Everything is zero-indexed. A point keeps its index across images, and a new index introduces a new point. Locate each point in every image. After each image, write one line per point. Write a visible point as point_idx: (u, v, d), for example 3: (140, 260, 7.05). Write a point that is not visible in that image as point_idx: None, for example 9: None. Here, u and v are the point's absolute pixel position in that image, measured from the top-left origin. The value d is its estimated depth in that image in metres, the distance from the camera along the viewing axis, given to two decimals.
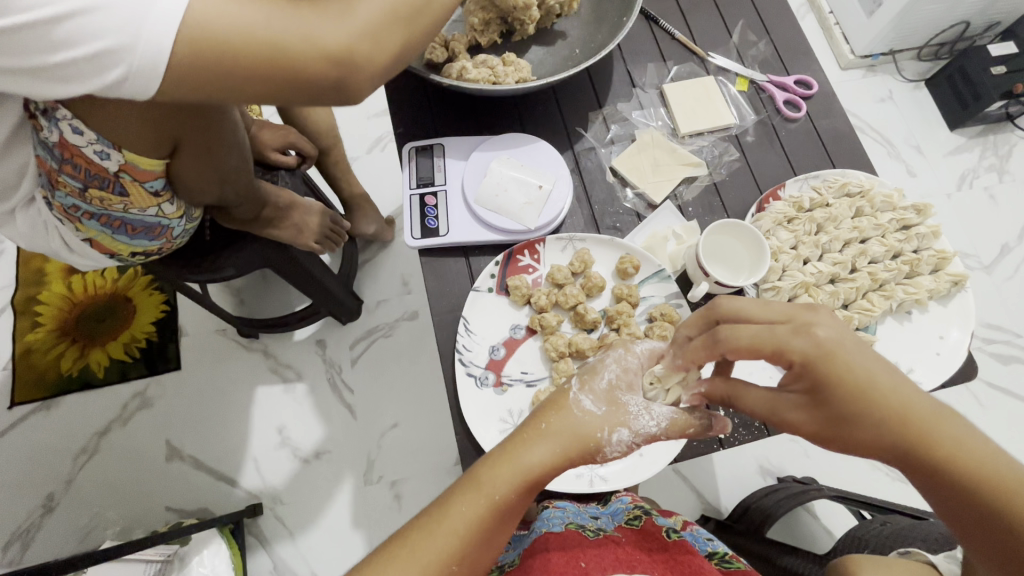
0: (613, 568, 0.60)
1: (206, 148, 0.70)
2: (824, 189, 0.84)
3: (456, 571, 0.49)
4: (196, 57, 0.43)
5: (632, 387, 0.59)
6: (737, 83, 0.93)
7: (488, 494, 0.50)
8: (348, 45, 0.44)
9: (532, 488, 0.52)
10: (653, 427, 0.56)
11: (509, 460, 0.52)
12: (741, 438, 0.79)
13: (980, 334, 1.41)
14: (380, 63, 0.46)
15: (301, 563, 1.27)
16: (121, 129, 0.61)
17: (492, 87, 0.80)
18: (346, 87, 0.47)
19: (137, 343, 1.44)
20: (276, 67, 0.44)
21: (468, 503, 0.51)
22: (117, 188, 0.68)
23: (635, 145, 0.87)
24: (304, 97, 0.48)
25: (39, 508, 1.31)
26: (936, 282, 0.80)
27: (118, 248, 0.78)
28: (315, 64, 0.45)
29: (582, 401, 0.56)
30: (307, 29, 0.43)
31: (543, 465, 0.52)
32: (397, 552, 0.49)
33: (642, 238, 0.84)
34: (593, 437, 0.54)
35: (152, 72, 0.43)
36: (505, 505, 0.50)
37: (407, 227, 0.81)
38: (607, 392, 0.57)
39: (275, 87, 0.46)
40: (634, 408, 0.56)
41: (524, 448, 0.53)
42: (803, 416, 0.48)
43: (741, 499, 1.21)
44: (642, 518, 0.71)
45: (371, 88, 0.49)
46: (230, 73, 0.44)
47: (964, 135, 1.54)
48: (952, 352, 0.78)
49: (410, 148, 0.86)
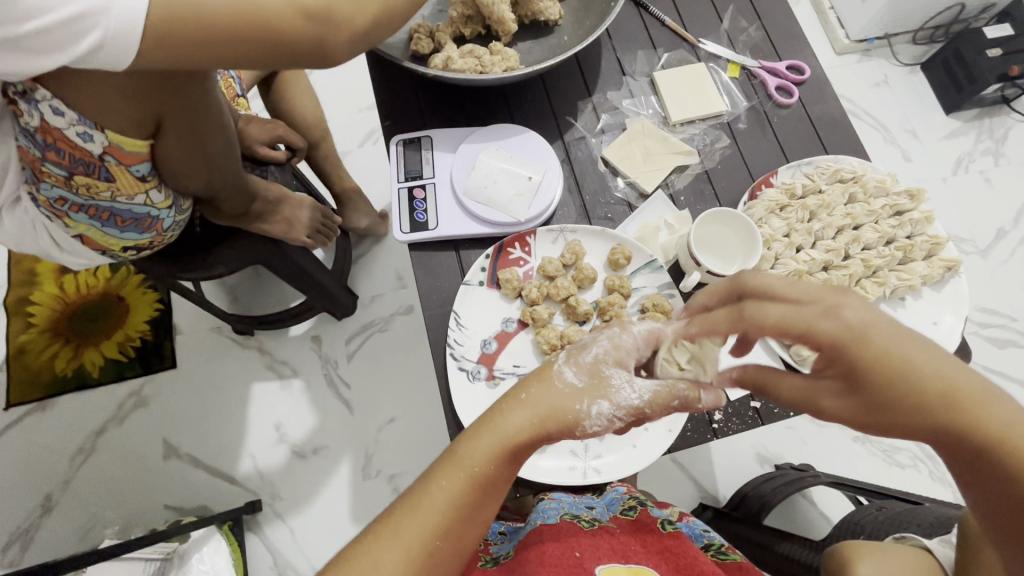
0: (608, 558, 0.60)
1: (192, 130, 0.69)
2: (816, 176, 0.83)
3: (441, 544, 0.49)
4: (174, 17, 0.43)
5: (620, 361, 0.58)
6: (728, 69, 0.92)
7: (467, 466, 0.51)
8: (327, 2, 0.45)
9: (512, 457, 0.52)
10: (634, 400, 0.55)
11: (488, 429, 0.52)
12: (734, 427, 0.79)
13: (976, 318, 1.41)
14: (359, 21, 0.47)
15: (302, 558, 1.27)
16: (104, 108, 0.60)
17: (479, 76, 0.79)
18: (325, 48, 0.48)
19: (132, 342, 1.43)
20: (256, 25, 0.45)
21: (449, 477, 0.51)
22: (103, 174, 0.67)
23: (626, 134, 0.86)
24: (290, 60, 0.49)
25: (37, 509, 1.31)
26: (929, 268, 0.80)
27: (109, 243, 0.77)
28: (292, 22, 0.46)
29: (565, 373, 0.55)
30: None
31: (522, 435, 0.52)
32: (382, 530, 0.49)
33: (634, 228, 0.83)
34: (573, 410, 0.53)
35: (128, 39, 0.43)
36: (484, 476, 0.51)
37: (396, 221, 0.80)
38: (591, 365, 0.56)
39: (253, 46, 0.46)
40: (617, 381, 0.56)
41: (502, 418, 0.52)
42: (840, 403, 0.46)
43: (738, 487, 1.22)
44: (637, 509, 0.71)
45: (348, 53, 0.50)
46: (208, 35, 0.45)
47: (960, 119, 1.53)
48: (945, 339, 0.78)
49: (398, 141, 0.85)
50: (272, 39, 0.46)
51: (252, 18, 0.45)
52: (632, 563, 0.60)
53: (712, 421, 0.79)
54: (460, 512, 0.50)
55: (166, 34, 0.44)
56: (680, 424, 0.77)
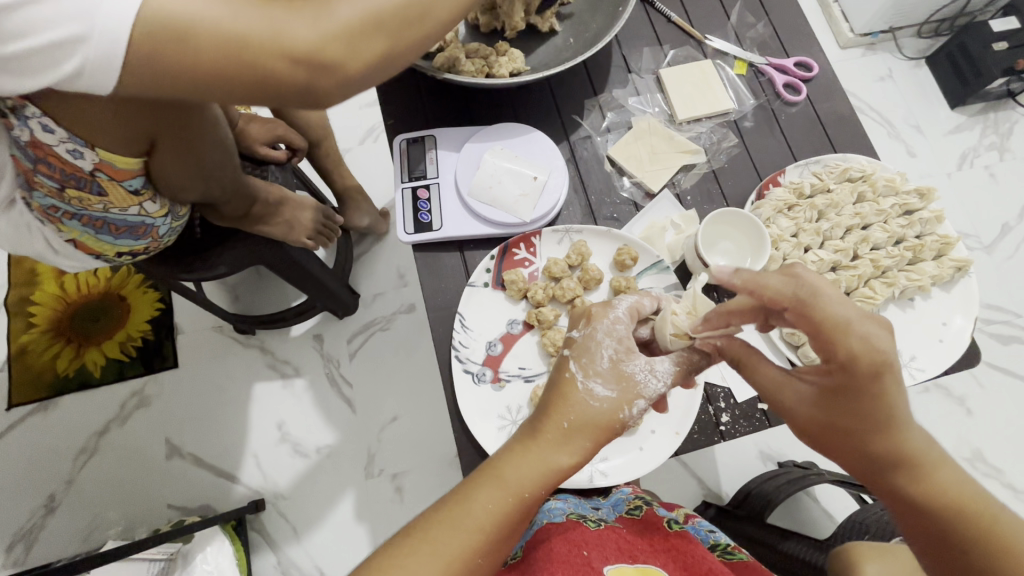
0: (616, 558, 0.60)
1: (186, 144, 0.68)
2: (825, 175, 0.82)
3: (479, 563, 0.50)
4: (155, 44, 0.42)
5: (632, 352, 0.60)
6: (735, 66, 0.90)
7: (516, 491, 0.52)
8: (319, 44, 0.43)
9: (556, 481, 0.55)
10: (661, 386, 0.58)
11: (536, 455, 0.54)
12: (741, 429, 0.78)
13: (980, 315, 1.40)
14: (353, 67, 0.45)
15: (305, 557, 1.27)
16: (96, 127, 0.59)
17: (487, 80, 0.78)
18: (315, 93, 0.46)
19: (133, 341, 1.43)
20: (238, 67, 0.43)
21: (494, 499, 0.52)
22: (95, 188, 0.66)
23: (632, 133, 0.85)
24: (275, 98, 0.47)
25: (41, 509, 1.31)
26: (939, 268, 0.79)
27: (103, 248, 0.77)
28: (278, 60, 0.43)
29: (593, 389, 0.57)
30: (276, 25, 0.42)
31: (567, 462, 0.54)
32: (416, 544, 0.50)
33: (640, 229, 0.82)
34: (616, 419, 0.56)
35: (107, 61, 0.42)
36: (530, 499, 0.53)
37: (400, 221, 0.79)
38: (613, 370, 0.58)
39: (240, 84, 0.45)
40: (641, 375, 0.58)
41: (548, 447, 0.55)
42: (809, 406, 0.52)
43: (742, 484, 1.22)
44: (643, 509, 0.70)
45: (343, 96, 0.48)
46: (189, 67, 0.43)
47: (965, 114, 1.51)
48: (955, 339, 0.77)
49: (401, 140, 0.83)
50: (258, 77, 0.44)
51: (234, 54, 0.43)
52: (640, 563, 0.60)
53: (719, 423, 0.79)
54: (502, 531, 0.52)
55: (151, 57, 0.42)
56: (687, 427, 0.77)
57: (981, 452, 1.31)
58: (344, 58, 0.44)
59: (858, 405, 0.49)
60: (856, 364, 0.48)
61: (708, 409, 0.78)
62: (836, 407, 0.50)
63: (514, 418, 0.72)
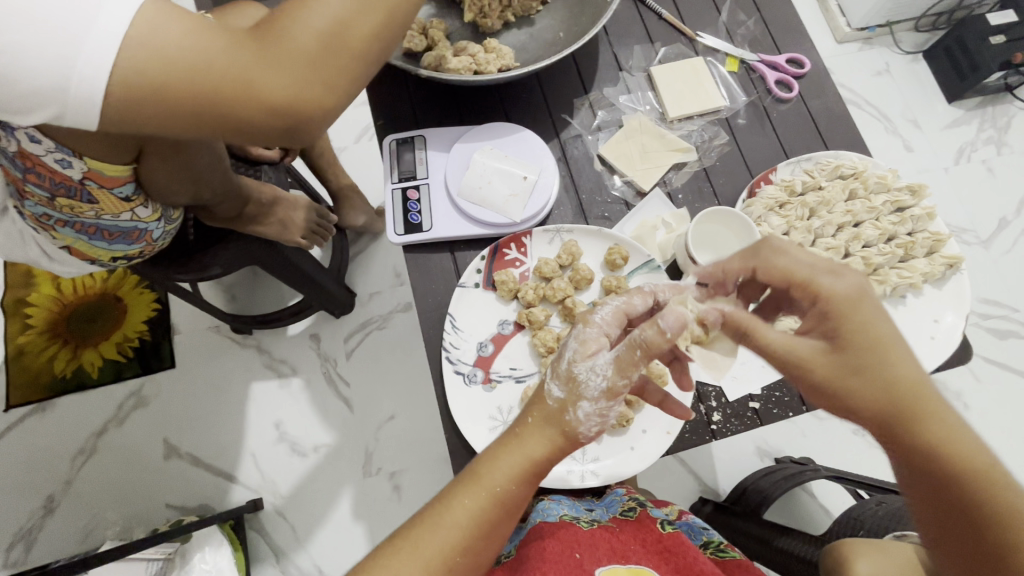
0: (609, 559, 0.61)
1: (174, 150, 0.67)
2: (816, 172, 0.82)
3: (460, 562, 0.51)
4: (136, 91, 0.43)
5: (591, 353, 0.58)
6: (727, 63, 0.90)
7: (488, 487, 0.53)
8: (292, 93, 0.46)
9: (532, 477, 0.54)
10: (604, 384, 0.55)
11: (509, 451, 0.54)
12: (733, 428, 0.78)
13: (977, 310, 1.40)
14: (323, 107, 0.48)
15: (303, 555, 1.28)
16: (80, 142, 0.58)
17: (474, 76, 0.77)
18: (292, 129, 0.49)
19: (131, 342, 1.43)
20: (219, 114, 0.46)
21: (471, 497, 0.53)
22: (85, 196, 0.66)
23: (623, 131, 0.85)
24: (250, 136, 0.49)
25: (40, 509, 1.31)
26: (931, 265, 0.79)
27: (97, 254, 0.76)
28: (255, 109, 0.46)
29: (551, 389, 0.57)
30: (248, 72, 0.44)
31: (543, 458, 0.55)
32: (401, 545, 0.51)
33: (631, 228, 0.82)
34: (564, 421, 0.55)
35: (87, 102, 0.42)
36: (506, 497, 0.53)
37: (390, 223, 0.79)
38: (565, 371, 0.56)
39: (220, 128, 0.47)
40: (585, 375, 0.56)
41: (521, 443, 0.55)
42: (818, 358, 0.53)
43: (739, 480, 1.22)
44: (636, 510, 0.71)
45: (319, 127, 0.51)
46: (172, 111, 0.45)
47: (962, 108, 1.51)
48: (946, 337, 0.77)
49: (391, 141, 0.83)
50: (236, 122, 0.47)
51: (214, 104, 0.45)
52: (632, 564, 0.61)
53: (710, 422, 0.79)
54: (481, 529, 0.52)
55: (127, 105, 0.43)
56: (678, 426, 0.77)
57: None
58: (316, 101, 0.47)
59: (857, 345, 0.52)
60: (842, 303, 0.53)
61: (699, 408, 0.79)
62: (840, 354, 0.52)
63: (505, 419, 0.71)
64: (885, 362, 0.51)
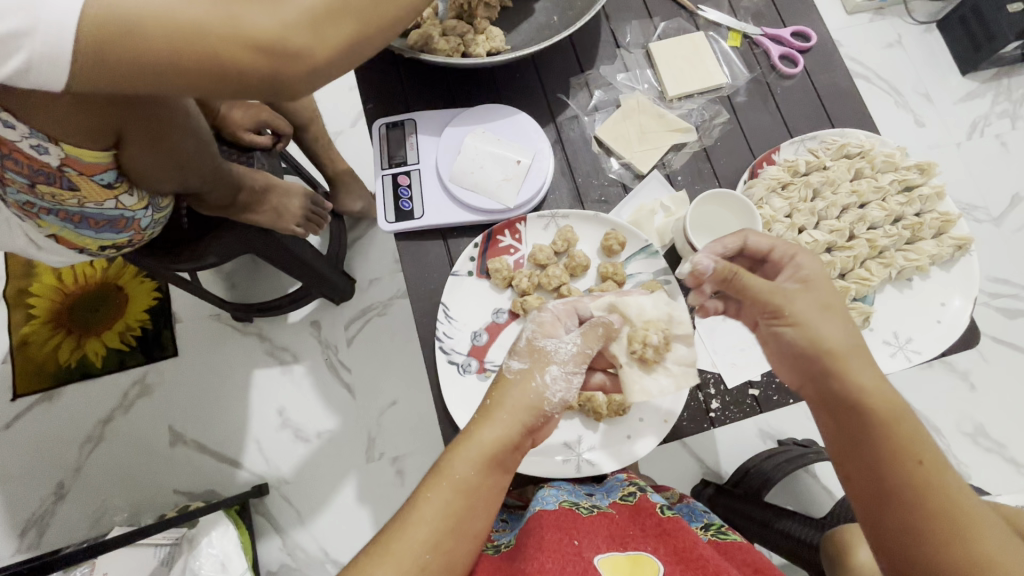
0: (608, 547, 0.59)
1: (154, 138, 0.66)
2: (821, 151, 0.79)
3: (431, 559, 0.52)
4: (104, 34, 0.41)
5: (552, 332, 0.64)
6: (729, 38, 0.86)
7: (450, 477, 0.55)
8: (281, 33, 0.43)
9: (491, 463, 0.56)
10: (572, 349, 0.62)
11: (466, 441, 0.56)
12: (732, 416, 0.77)
13: (985, 289, 1.37)
14: (314, 57, 0.45)
15: (309, 539, 1.30)
16: (57, 124, 0.57)
17: (461, 59, 0.73)
18: (278, 81, 0.46)
19: (132, 331, 1.43)
20: (197, 60, 0.43)
21: (436, 493, 0.55)
22: (65, 183, 0.65)
23: (620, 111, 0.82)
24: (238, 93, 0.47)
25: (51, 496, 1.33)
26: (938, 246, 0.76)
27: (85, 242, 0.76)
28: (241, 54, 0.43)
29: (510, 364, 0.62)
30: (233, 11, 0.42)
31: (500, 440, 0.57)
32: (375, 550, 0.53)
33: (628, 212, 0.80)
34: (529, 392, 0.59)
35: (55, 51, 0.41)
36: (469, 486, 0.55)
37: (380, 210, 0.77)
38: (527, 346, 0.62)
39: (200, 78, 0.44)
40: (552, 346, 0.62)
41: (478, 430, 0.57)
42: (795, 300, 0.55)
43: (741, 463, 1.22)
44: (636, 495, 0.71)
45: (309, 87, 0.48)
46: (145, 57, 0.42)
47: (976, 80, 1.46)
48: (953, 319, 0.74)
49: (381, 125, 0.81)
50: (216, 68, 0.44)
51: (194, 46, 0.42)
52: (631, 550, 0.59)
53: (709, 409, 0.77)
54: (450, 523, 0.54)
55: (98, 55, 0.42)
56: (676, 414, 0.74)
57: (984, 427, 1.30)
58: (307, 47, 0.44)
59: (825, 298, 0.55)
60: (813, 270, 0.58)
61: (698, 396, 0.77)
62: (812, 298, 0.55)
63: None
64: (846, 314, 0.55)
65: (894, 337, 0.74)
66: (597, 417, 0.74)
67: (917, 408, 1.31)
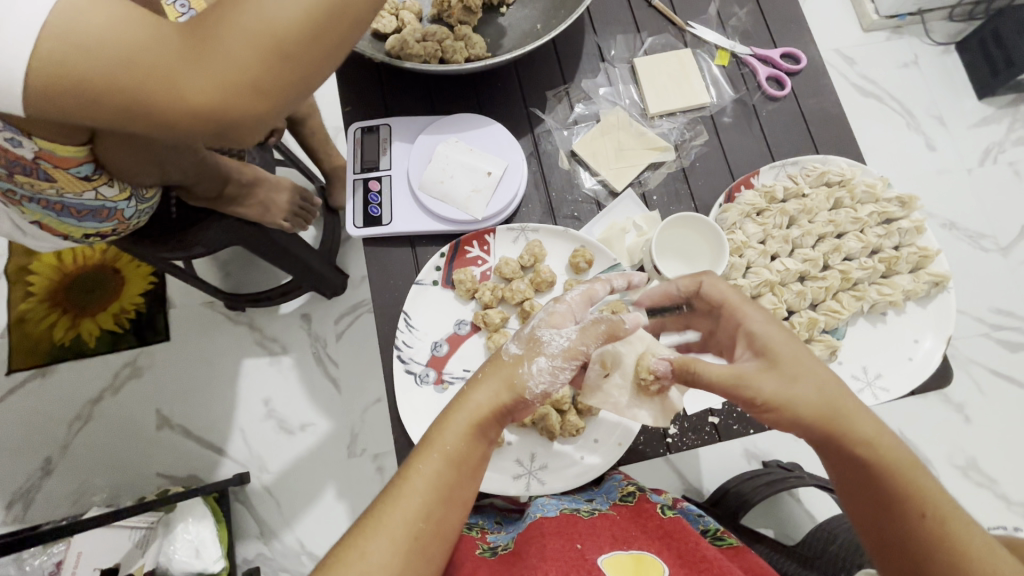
0: (610, 547, 0.57)
1: (129, 141, 0.66)
2: (800, 178, 0.78)
3: (424, 528, 0.52)
4: (53, 78, 0.45)
5: (557, 323, 0.62)
6: (717, 57, 0.85)
7: (440, 446, 0.54)
8: (209, 94, 0.44)
9: (478, 439, 0.56)
10: (565, 342, 0.60)
11: (457, 409, 0.56)
12: (689, 442, 0.77)
13: (988, 320, 1.34)
14: (252, 112, 0.46)
15: (287, 530, 1.31)
16: (25, 121, 0.57)
17: (438, 65, 0.72)
18: (221, 130, 0.48)
19: (127, 314, 1.45)
20: (137, 107, 0.45)
21: (425, 462, 0.54)
22: (41, 174, 0.66)
23: (599, 126, 0.81)
24: (186, 135, 0.49)
25: (38, 471, 1.36)
26: (914, 282, 0.75)
27: (69, 230, 0.76)
28: (182, 110, 0.45)
29: (508, 348, 0.60)
30: (166, 68, 0.43)
31: (487, 409, 0.57)
32: (366, 526, 0.51)
33: (600, 229, 0.79)
34: (517, 375, 0.57)
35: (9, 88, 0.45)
36: (458, 455, 0.54)
37: (350, 215, 0.77)
38: (526, 335, 0.60)
39: (149, 125, 0.47)
40: (547, 336, 0.60)
41: (466, 398, 0.57)
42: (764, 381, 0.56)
43: (723, 483, 1.20)
44: (635, 496, 0.69)
45: (255, 130, 0.49)
46: (88, 97, 0.45)
47: (992, 105, 1.43)
48: (924, 360, 0.73)
49: (356, 129, 0.81)
50: (158, 117, 0.46)
51: (135, 101, 0.45)
52: (634, 550, 0.57)
53: (665, 435, 0.77)
54: (441, 494, 0.53)
55: (49, 95, 0.46)
56: (630, 438, 0.75)
57: (977, 462, 1.27)
58: (244, 103, 0.45)
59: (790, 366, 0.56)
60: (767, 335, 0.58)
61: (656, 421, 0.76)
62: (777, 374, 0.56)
63: None
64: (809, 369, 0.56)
65: (863, 372, 0.73)
66: (550, 435, 0.74)
67: (909, 438, 1.28)
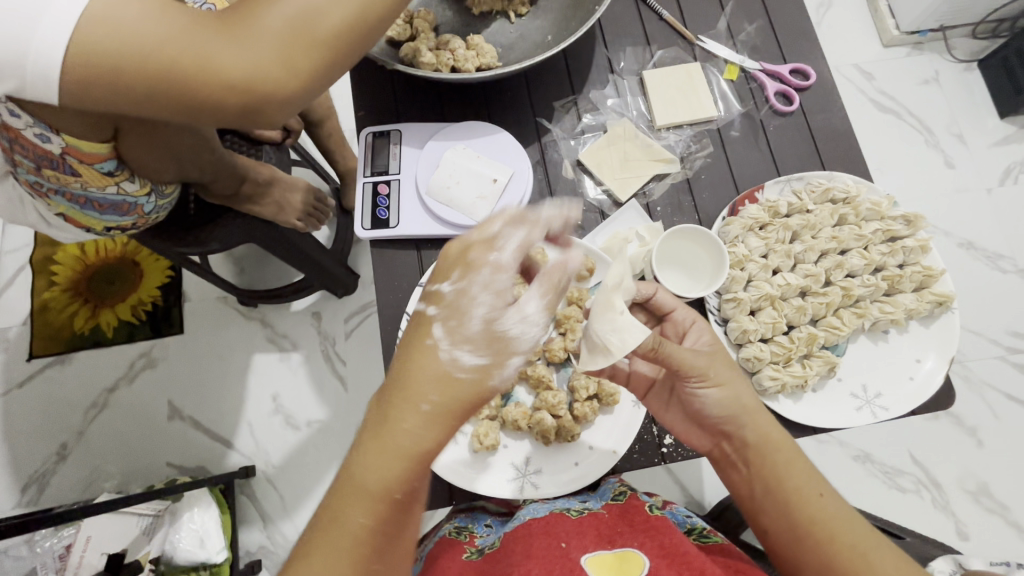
0: (595, 546, 0.60)
1: (149, 130, 0.68)
2: (804, 193, 0.78)
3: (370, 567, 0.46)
4: (87, 67, 0.46)
5: (508, 306, 0.54)
6: (725, 71, 0.86)
7: (367, 490, 0.46)
8: (246, 75, 0.47)
9: (419, 472, 0.48)
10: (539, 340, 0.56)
11: (382, 440, 0.47)
12: (683, 454, 0.77)
13: (1004, 343, 1.30)
14: (282, 94, 0.50)
15: (289, 523, 1.33)
16: (49, 113, 0.60)
17: (451, 74, 0.74)
18: (251, 112, 0.51)
19: (144, 306, 1.49)
20: (173, 90, 0.48)
21: (356, 506, 0.46)
22: (67, 168, 0.69)
23: (605, 137, 0.83)
24: (215, 118, 0.52)
25: (53, 456, 1.40)
26: (917, 301, 0.75)
27: (92, 223, 0.79)
28: (219, 90, 0.48)
29: (458, 355, 0.50)
30: (203, 51, 0.46)
31: (423, 439, 0.47)
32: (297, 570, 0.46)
33: (603, 238, 0.79)
34: (479, 392, 0.50)
35: (47, 76, 0.47)
36: (392, 494, 0.47)
37: (359, 217, 0.79)
38: (483, 335, 0.52)
39: (181, 106, 0.50)
40: (515, 331, 0.54)
41: (396, 425, 0.47)
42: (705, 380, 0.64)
43: (725, 496, 1.19)
44: (626, 494, 0.70)
45: (282, 114, 0.53)
46: (122, 83, 0.47)
47: (1016, 124, 1.40)
48: (926, 379, 0.72)
49: (369, 133, 0.83)
50: (192, 98, 0.49)
51: (171, 82, 0.47)
52: (619, 548, 0.59)
53: (661, 444, 0.78)
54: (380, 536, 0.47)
55: (82, 85, 0.48)
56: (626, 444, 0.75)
57: (987, 487, 1.24)
58: (277, 81, 0.48)
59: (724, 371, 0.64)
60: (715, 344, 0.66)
61: (652, 431, 0.77)
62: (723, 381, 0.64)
63: None
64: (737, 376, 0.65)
65: (862, 390, 0.73)
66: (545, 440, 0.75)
67: (918, 459, 1.26)
